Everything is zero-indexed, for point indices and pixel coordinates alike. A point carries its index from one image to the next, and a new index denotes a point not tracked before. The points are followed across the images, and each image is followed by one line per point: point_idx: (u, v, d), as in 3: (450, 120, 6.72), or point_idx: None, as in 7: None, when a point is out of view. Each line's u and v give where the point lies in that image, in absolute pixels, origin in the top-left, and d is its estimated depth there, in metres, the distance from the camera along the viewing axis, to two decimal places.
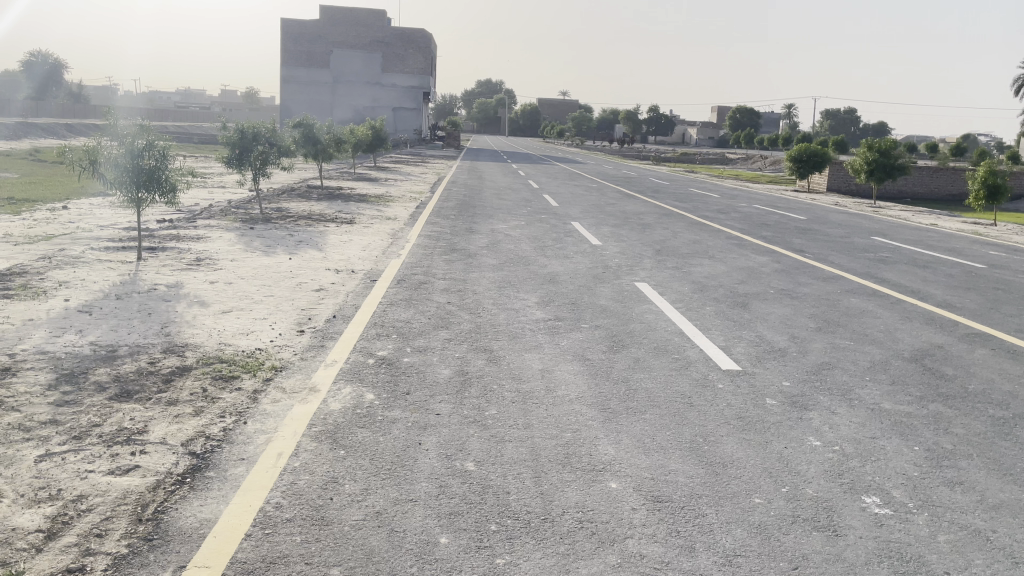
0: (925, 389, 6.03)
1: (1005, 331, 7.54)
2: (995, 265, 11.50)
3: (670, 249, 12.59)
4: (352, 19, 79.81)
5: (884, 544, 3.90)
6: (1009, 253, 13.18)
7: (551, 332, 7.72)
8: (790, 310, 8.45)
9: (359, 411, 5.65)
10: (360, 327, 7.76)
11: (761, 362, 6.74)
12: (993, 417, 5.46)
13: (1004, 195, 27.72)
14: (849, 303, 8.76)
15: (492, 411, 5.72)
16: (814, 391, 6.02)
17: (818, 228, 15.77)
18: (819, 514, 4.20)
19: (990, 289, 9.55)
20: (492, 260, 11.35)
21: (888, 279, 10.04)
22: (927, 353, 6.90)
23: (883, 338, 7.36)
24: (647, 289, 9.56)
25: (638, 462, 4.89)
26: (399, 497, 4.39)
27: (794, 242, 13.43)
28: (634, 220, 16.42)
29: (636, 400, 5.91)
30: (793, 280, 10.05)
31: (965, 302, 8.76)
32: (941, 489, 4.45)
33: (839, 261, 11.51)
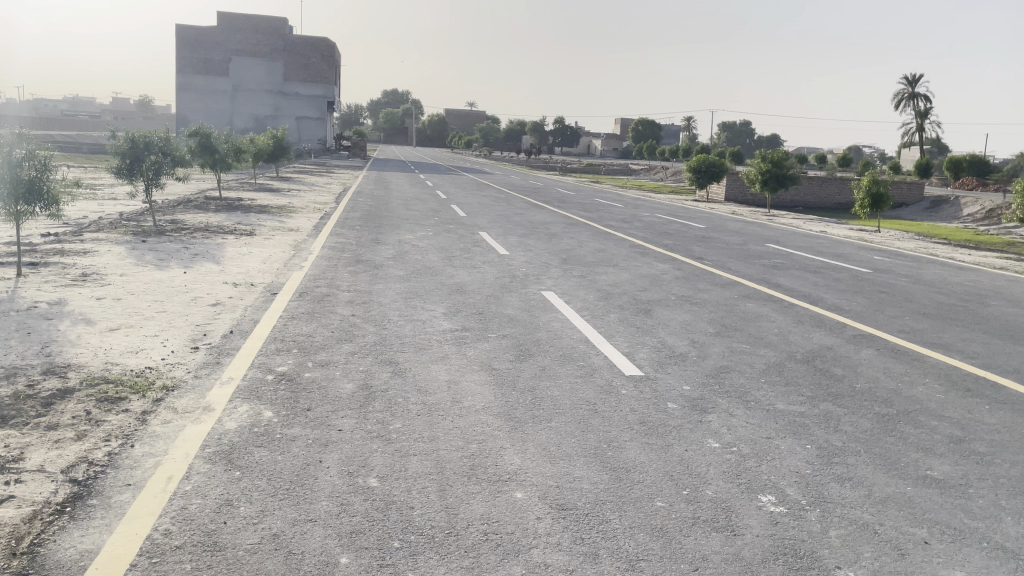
0: (817, 389, 6.27)
1: (889, 332, 7.93)
2: (879, 269, 12.13)
3: (575, 258, 12.73)
4: (251, 26, 77.93)
5: (779, 542, 4.01)
6: (891, 258, 13.93)
7: (458, 342, 7.66)
8: (689, 316, 8.66)
9: (256, 430, 5.43)
10: (259, 342, 7.50)
11: (662, 367, 6.88)
12: (879, 414, 5.72)
13: (886, 203, 29.37)
14: (745, 307, 9.05)
15: (397, 425, 5.60)
16: (713, 394, 6.18)
17: (716, 236, 16.31)
18: (719, 514, 4.29)
19: (875, 292, 10.05)
20: (398, 271, 11.22)
21: (781, 285, 10.43)
22: (817, 354, 7.20)
23: (778, 341, 7.63)
24: (553, 298, 9.61)
25: (544, 471, 4.88)
26: (297, 518, 4.23)
27: (694, 250, 13.82)
28: (541, 229, 16.58)
29: (542, 409, 5.91)
30: (692, 286, 10.34)
31: (852, 305, 9.19)
32: (832, 485, 4.63)
33: (737, 267, 11.91)
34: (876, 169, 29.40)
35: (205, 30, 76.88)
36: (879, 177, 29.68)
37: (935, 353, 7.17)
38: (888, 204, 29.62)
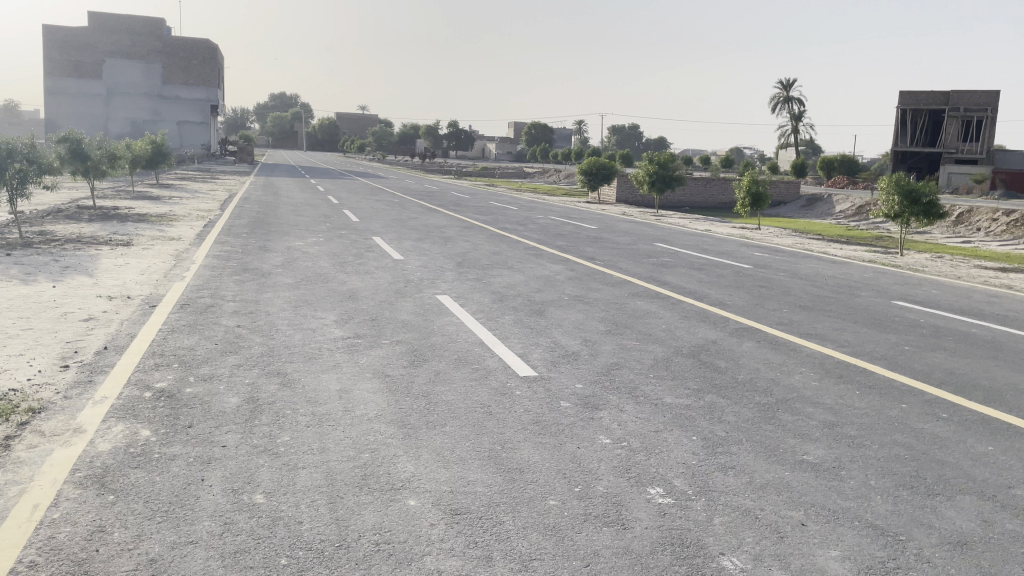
0: (702, 381, 6.49)
1: (769, 324, 8.30)
2: (759, 265, 12.71)
3: (470, 261, 12.72)
4: (126, 27, 74.10)
5: (667, 532, 4.11)
6: (770, 254, 14.63)
7: (349, 350, 7.51)
8: (582, 315, 8.81)
9: (133, 450, 5.14)
10: (136, 358, 7.11)
11: (555, 366, 6.96)
12: (759, 403, 5.96)
13: (765, 202, 30.81)
14: (635, 305, 9.28)
15: (285, 438, 5.43)
16: (604, 391, 6.29)
17: (607, 236, 16.68)
18: (610, 509, 4.36)
19: (756, 286, 10.52)
20: (288, 279, 10.90)
21: (668, 282, 10.77)
22: (703, 348, 7.45)
23: (666, 337, 7.86)
24: (447, 301, 9.57)
25: (437, 476, 4.83)
26: (177, 540, 4.02)
27: (586, 251, 14.08)
28: (435, 233, 16.49)
29: (436, 414, 5.86)
30: (584, 286, 10.53)
31: (734, 300, 9.58)
32: (716, 474, 4.79)
33: (626, 267, 12.19)
34: (755, 170, 30.81)
35: (74, 31, 72.53)
36: (758, 177, 31.13)
37: (811, 343, 7.54)
38: (767, 203, 31.11)
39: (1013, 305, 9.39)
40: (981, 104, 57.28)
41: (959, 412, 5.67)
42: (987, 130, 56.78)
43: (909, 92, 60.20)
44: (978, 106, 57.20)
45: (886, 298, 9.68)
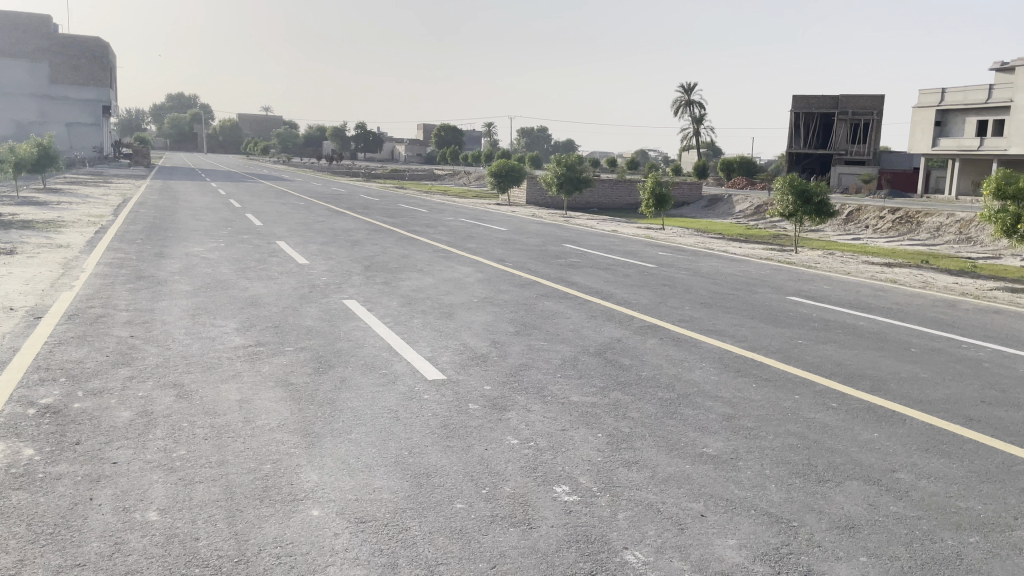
0: (608, 379, 6.61)
1: (672, 322, 8.52)
2: (663, 264, 13.05)
3: (378, 264, 12.56)
4: (6, 23, 69.78)
5: (572, 529, 4.16)
6: (674, 253, 15.04)
7: (251, 358, 7.29)
8: (490, 317, 8.83)
9: (13, 471, 4.83)
10: (18, 372, 6.70)
11: (463, 369, 6.94)
12: (662, 399, 6.11)
13: (669, 203, 31.67)
14: (543, 306, 9.36)
15: (181, 451, 5.21)
16: (512, 392, 6.31)
17: (516, 238, 16.80)
18: (516, 509, 4.38)
19: (660, 285, 10.78)
20: (186, 286, 10.50)
21: (576, 282, 10.92)
22: (609, 346, 7.58)
23: (573, 336, 7.96)
24: (354, 306, 9.41)
25: (342, 485, 4.74)
26: (63, 564, 3.80)
27: (495, 252, 14.12)
28: (342, 237, 16.21)
29: (341, 421, 5.75)
30: (493, 287, 10.56)
31: (639, 298, 9.80)
32: (620, 470, 4.87)
33: (535, 267, 12.29)
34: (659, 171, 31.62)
35: None
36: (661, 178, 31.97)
37: (711, 339, 7.79)
38: (671, 203, 31.99)
39: (897, 298, 9.95)
40: (867, 108, 60.80)
41: (847, 401, 5.97)
42: (873, 133, 60.11)
43: (802, 97, 63.06)
44: (865, 109, 60.80)
45: (782, 294, 10.10)
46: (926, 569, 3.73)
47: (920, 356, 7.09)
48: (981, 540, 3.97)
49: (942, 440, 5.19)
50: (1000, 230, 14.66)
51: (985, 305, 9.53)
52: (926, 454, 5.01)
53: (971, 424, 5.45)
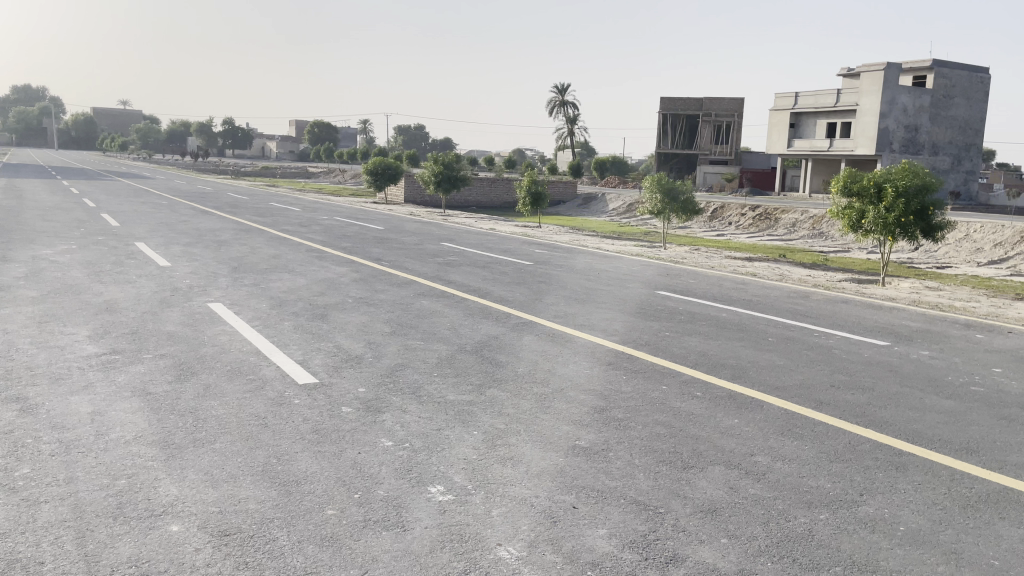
0: (484, 376, 6.62)
1: (547, 318, 8.64)
2: (539, 261, 13.23)
3: (248, 265, 12.07)
4: None
5: (446, 529, 4.13)
6: (550, 250, 15.28)
7: (106, 367, 6.82)
8: (366, 317, 8.67)
9: None
10: None
11: (336, 371, 6.77)
12: (537, 394, 6.18)
13: (544, 201, 32.18)
14: (420, 305, 9.27)
15: (24, 470, 4.81)
16: (387, 393, 6.21)
17: (393, 237, 16.59)
18: (389, 512, 4.30)
19: (536, 282, 10.92)
20: (32, 292, 9.71)
21: (453, 281, 10.89)
22: (485, 344, 7.59)
23: (449, 335, 7.93)
24: (221, 310, 8.99)
25: (205, 497, 4.51)
26: None
27: (371, 251, 13.89)
28: (209, 237, 15.49)
29: (204, 431, 5.47)
30: (369, 287, 10.37)
31: (516, 295, 9.87)
32: (495, 466, 4.89)
33: (412, 266, 12.18)
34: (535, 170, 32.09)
35: None
36: (537, 176, 32.44)
37: (585, 334, 7.95)
38: (547, 202, 32.52)
39: (756, 290, 10.51)
40: (730, 111, 64.04)
41: (711, 390, 6.24)
42: (734, 135, 63.30)
43: (669, 99, 65.63)
44: (727, 112, 63.91)
45: (652, 288, 10.45)
46: (782, 547, 3.94)
47: (777, 345, 7.50)
48: (830, 517, 4.23)
49: (796, 424, 5.51)
50: (847, 226, 15.76)
51: (834, 296, 10.22)
52: (781, 438, 5.30)
53: (822, 408, 5.82)
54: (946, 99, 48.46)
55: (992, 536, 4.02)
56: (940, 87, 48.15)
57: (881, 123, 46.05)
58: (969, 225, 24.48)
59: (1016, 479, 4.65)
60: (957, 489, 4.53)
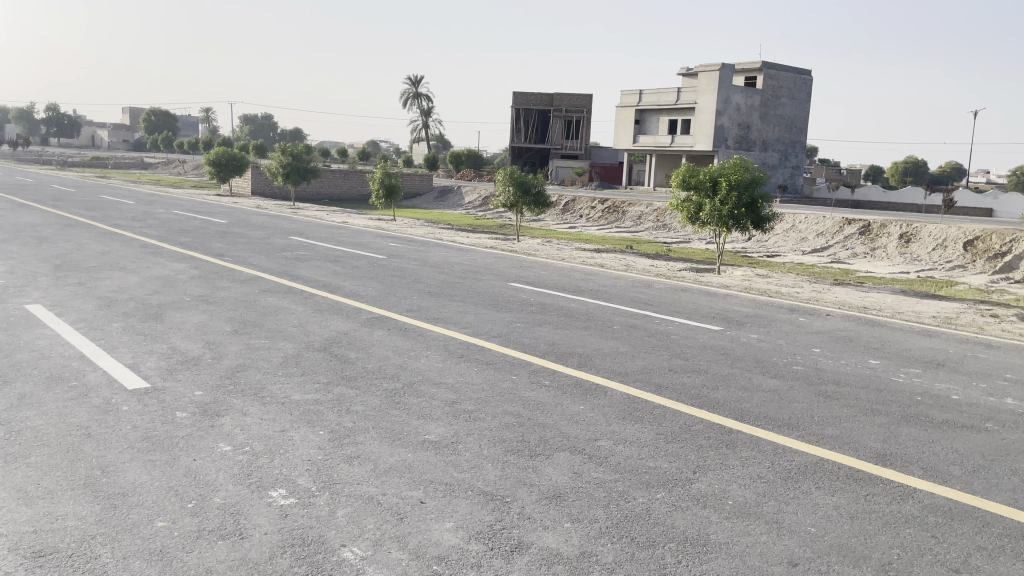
0: (331, 374, 6.45)
1: (399, 312, 8.54)
2: (392, 255, 13.08)
3: (72, 263, 11.15)
4: None
5: (287, 534, 3.98)
6: (403, 243, 15.13)
7: None
8: (205, 316, 8.23)
9: None
10: None
11: (171, 375, 6.38)
12: (387, 390, 6.09)
13: (398, 194, 31.85)
14: (265, 302, 8.91)
15: None
16: (226, 396, 5.92)
17: (237, 231, 15.86)
18: (226, 521, 4.10)
19: (388, 276, 10.77)
20: None
21: (301, 276, 10.55)
22: (334, 341, 7.40)
23: (296, 332, 7.67)
24: (40, 312, 8.25)
25: (17, 517, 4.12)
26: None
27: (213, 247, 13.22)
28: (27, 233, 14.18)
29: (17, 445, 5.00)
30: (210, 285, 9.85)
31: (367, 290, 9.69)
32: (341, 466, 4.77)
33: (257, 262, 11.69)
34: (387, 162, 31.66)
35: None
36: (390, 169, 32.04)
37: (437, 327, 7.92)
38: (400, 194, 32.19)
39: (604, 281, 10.88)
40: (579, 105, 65.46)
41: (558, 377, 6.40)
42: (584, 130, 65.16)
43: (522, 94, 66.65)
44: (576, 107, 65.32)
45: (504, 280, 10.57)
46: (621, 527, 4.09)
47: (622, 332, 7.79)
48: (667, 495, 4.43)
49: (637, 408, 5.74)
50: (686, 217, 16.60)
51: (674, 284, 10.74)
52: (623, 422, 5.50)
53: (661, 391, 6.09)
54: (775, 99, 52.10)
55: (809, 504, 4.35)
56: (770, 87, 51.68)
57: (718, 120, 48.91)
58: (795, 217, 26.45)
59: (830, 450, 5.05)
60: (779, 462, 4.87)
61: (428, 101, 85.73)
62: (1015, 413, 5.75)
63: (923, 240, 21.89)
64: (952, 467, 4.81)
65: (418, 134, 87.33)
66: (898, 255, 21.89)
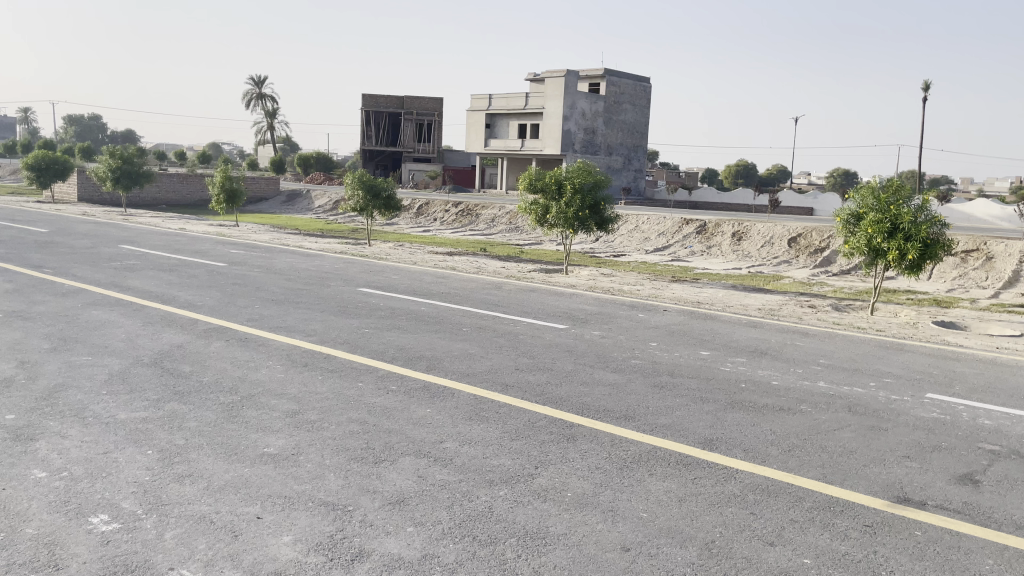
0: (163, 390, 6.11)
1: (240, 322, 8.22)
2: (234, 262, 12.55)
3: None
4: None
5: (109, 561, 3.74)
6: (246, 250, 14.57)
7: None
8: (20, 334, 7.57)
9: None
10: None
11: None
12: (223, 404, 5.84)
13: (240, 198, 30.63)
14: (89, 316, 8.31)
15: None
16: (42, 418, 5.47)
17: (60, 240, 14.70)
18: (38, 552, 3.80)
19: (229, 285, 10.34)
20: None
21: (131, 287, 9.92)
22: (167, 354, 7.02)
23: (124, 347, 7.21)
24: None
25: None
26: None
27: (30, 258, 12.18)
28: None
29: None
30: (26, 299, 9.07)
31: (206, 300, 9.26)
32: (171, 486, 4.53)
33: (83, 273, 10.89)
34: (227, 166, 30.36)
35: None
36: (232, 172, 30.75)
37: (279, 335, 7.69)
38: (243, 199, 30.95)
39: (454, 283, 10.96)
40: (429, 108, 65.55)
41: (405, 382, 6.37)
42: (436, 133, 65.28)
43: (371, 95, 65.80)
44: (426, 109, 65.34)
45: (353, 286, 10.41)
46: (463, 527, 4.12)
47: (470, 334, 7.88)
48: (509, 492, 4.52)
49: (483, 407, 5.82)
50: (535, 220, 16.98)
51: (523, 285, 10.97)
52: (470, 422, 5.55)
53: (507, 390, 6.20)
54: (618, 105, 54.26)
55: (642, 490, 4.57)
56: (613, 93, 53.82)
57: (564, 125, 50.42)
58: (639, 217, 27.68)
59: (661, 438, 5.33)
60: (616, 452, 5.08)
61: (271, 102, 83.02)
62: (825, 395, 6.29)
63: (752, 237, 23.50)
64: (770, 447, 5.19)
65: (263, 136, 84.39)
66: (731, 252, 23.41)
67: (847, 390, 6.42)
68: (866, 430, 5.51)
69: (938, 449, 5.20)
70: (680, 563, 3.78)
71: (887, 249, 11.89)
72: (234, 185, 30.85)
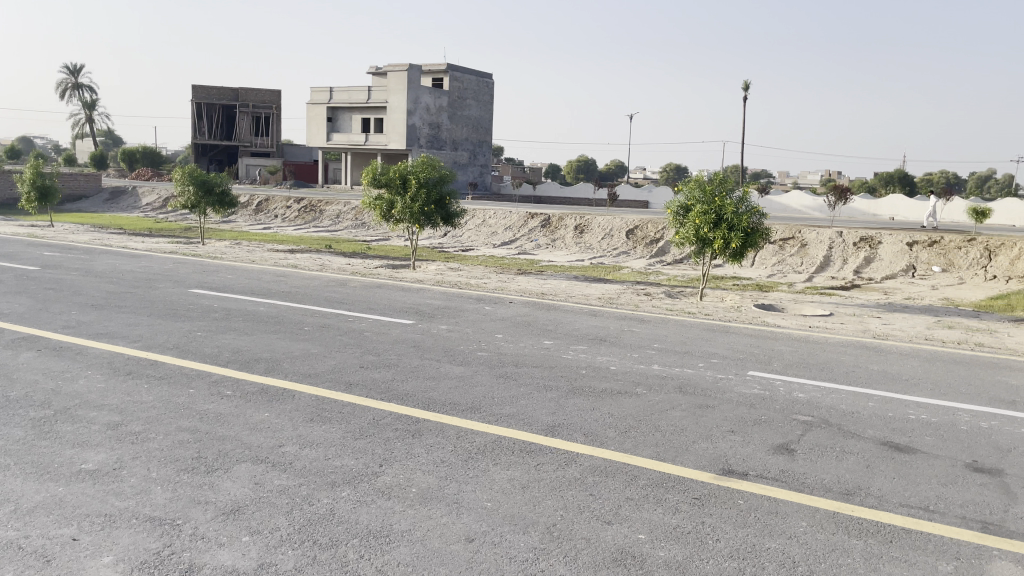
0: None
1: (54, 329, 7.55)
2: (47, 265, 11.52)
3: None
4: None
5: None
6: (63, 252, 13.41)
7: None
8: None
9: None
10: None
11: None
12: (33, 419, 5.33)
13: (54, 196, 28.17)
14: None
15: None
16: None
17: None
18: None
19: (41, 290, 9.46)
20: None
21: None
22: None
23: None
24: None
25: None
26: None
27: None
28: None
29: None
30: None
31: (14, 307, 8.43)
32: None
33: None
34: (37, 161, 27.80)
35: None
36: (43, 168, 28.19)
37: (100, 343, 7.13)
38: (57, 197, 28.48)
39: (294, 282, 10.61)
40: (265, 101, 63.06)
41: (241, 386, 6.09)
42: (275, 127, 62.98)
43: (201, 87, 62.41)
44: (263, 102, 62.86)
45: (184, 287, 9.84)
46: (303, 531, 3.99)
47: (312, 333, 7.65)
48: (351, 493, 4.42)
49: (325, 408, 5.66)
50: (380, 215, 16.73)
51: (367, 282, 10.79)
52: (311, 424, 5.39)
53: (350, 389, 6.07)
54: (461, 100, 54.58)
55: (486, 481, 4.60)
56: (457, 88, 54.06)
57: (409, 119, 50.11)
58: (485, 212, 27.98)
59: (505, 428, 5.40)
60: (461, 444, 5.10)
61: (87, 92, 76.90)
62: (658, 377, 6.61)
63: (594, 230, 24.37)
64: (608, 430, 5.39)
65: (80, 129, 78.06)
66: (575, 244, 24.16)
67: (678, 371, 6.78)
68: (694, 409, 5.84)
69: (758, 422, 5.60)
70: (522, 549, 3.84)
71: (713, 238, 12.66)
72: (46, 182, 28.30)
